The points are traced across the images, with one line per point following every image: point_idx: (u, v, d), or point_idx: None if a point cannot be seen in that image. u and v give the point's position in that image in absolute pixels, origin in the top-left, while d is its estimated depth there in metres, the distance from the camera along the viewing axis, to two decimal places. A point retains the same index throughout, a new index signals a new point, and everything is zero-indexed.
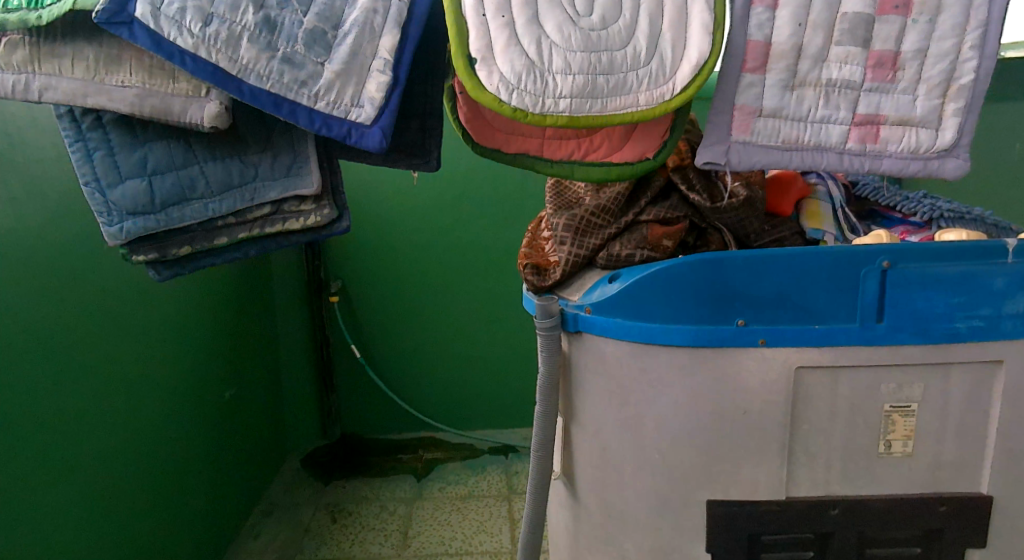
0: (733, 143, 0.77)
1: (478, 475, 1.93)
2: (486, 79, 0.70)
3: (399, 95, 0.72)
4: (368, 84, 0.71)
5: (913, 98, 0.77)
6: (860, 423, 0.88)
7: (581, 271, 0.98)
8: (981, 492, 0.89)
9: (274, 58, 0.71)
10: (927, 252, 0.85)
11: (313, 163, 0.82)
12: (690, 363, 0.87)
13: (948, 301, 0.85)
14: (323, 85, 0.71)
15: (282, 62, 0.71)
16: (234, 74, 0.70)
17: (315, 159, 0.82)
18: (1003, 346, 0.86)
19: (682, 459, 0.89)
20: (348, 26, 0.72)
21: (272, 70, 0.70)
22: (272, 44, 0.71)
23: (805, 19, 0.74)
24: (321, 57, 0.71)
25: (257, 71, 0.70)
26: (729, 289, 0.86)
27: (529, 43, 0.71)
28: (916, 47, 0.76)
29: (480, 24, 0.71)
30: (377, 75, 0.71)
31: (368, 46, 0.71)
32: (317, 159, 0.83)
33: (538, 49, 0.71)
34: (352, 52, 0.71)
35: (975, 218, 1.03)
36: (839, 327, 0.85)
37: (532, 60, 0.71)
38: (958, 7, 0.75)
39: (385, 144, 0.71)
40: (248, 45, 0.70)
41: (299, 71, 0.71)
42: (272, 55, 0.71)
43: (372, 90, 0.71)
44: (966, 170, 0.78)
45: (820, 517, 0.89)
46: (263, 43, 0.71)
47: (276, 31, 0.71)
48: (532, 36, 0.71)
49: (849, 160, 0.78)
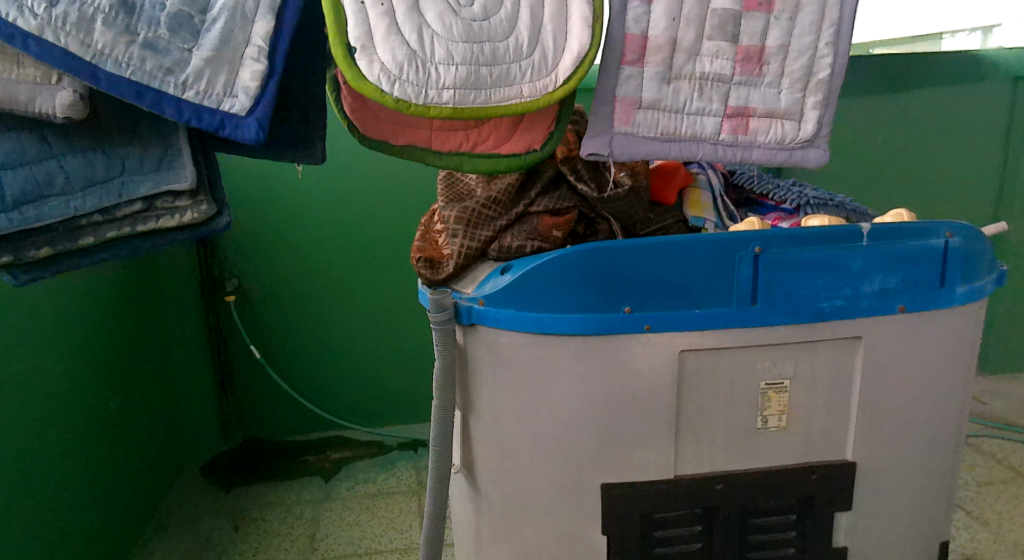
0: (615, 135, 0.79)
1: (388, 471, 1.93)
2: (367, 68, 0.70)
3: (275, 85, 0.70)
4: (242, 72, 0.69)
5: (778, 91, 0.81)
6: (740, 401, 0.92)
7: (475, 263, 1.00)
8: (848, 459, 0.95)
9: (134, 43, 0.68)
10: (794, 237, 0.90)
11: (186, 157, 0.80)
12: (581, 351, 0.89)
13: (815, 283, 0.90)
14: (192, 73, 0.69)
15: (143, 48, 0.68)
16: (88, 60, 0.67)
17: (189, 153, 0.80)
18: (866, 323, 0.92)
19: (576, 444, 0.91)
20: (217, 11, 0.70)
21: (133, 56, 0.68)
22: (131, 28, 0.68)
23: (679, 13, 0.77)
24: (188, 43, 0.69)
25: (115, 57, 0.68)
26: (615, 278, 0.88)
27: (410, 32, 0.71)
28: (779, 42, 0.80)
29: (359, 12, 0.70)
30: (252, 63, 0.69)
31: (241, 32, 0.70)
32: (190, 152, 0.80)
33: (419, 38, 0.71)
34: (224, 39, 0.69)
35: (837, 204, 1.11)
36: (718, 310, 0.89)
37: (413, 50, 0.71)
38: (814, 5, 0.79)
39: (263, 135, 0.70)
40: (102, 28, 0.67)
41: (164, 58, 0.69)
42: (131, 40, 0.68)
43: (246, 79, 0.69)
44: (826, 159, 0.84)
45: (705, 493, 0.94)
46: (121, 26, 0.68)
47: (137, 14, 0.69)
48: (414, 24, 0.71)
49: (723, 150, 0.82)
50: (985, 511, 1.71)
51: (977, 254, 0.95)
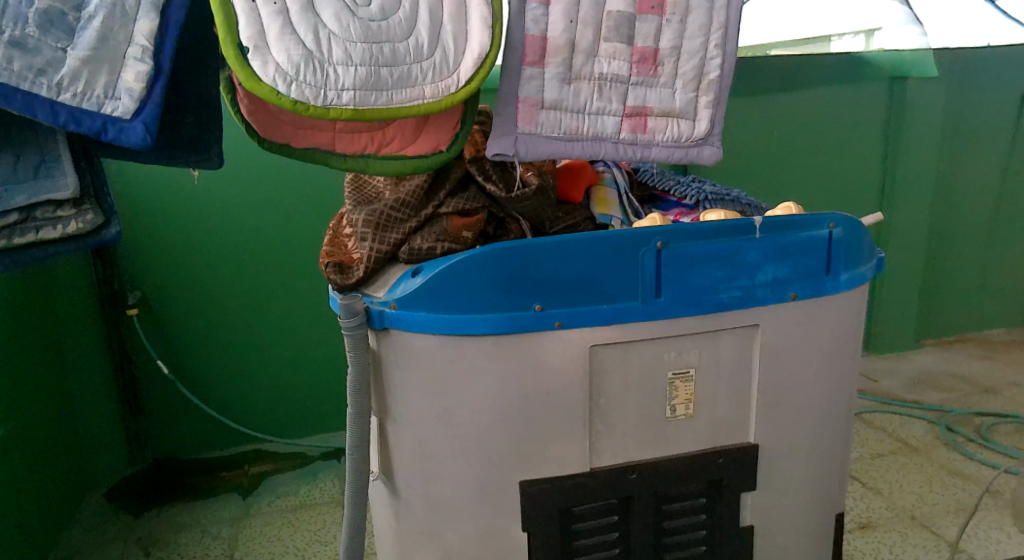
0: (520, 135, 0.84)
1: (310, 483, 1.89)
2: (261, 69, 0.69)
3: (162, 86, 0.71)
4: (125, 72, 0.69)
5: (672, 91, 0.88)
6: (649, 392, 0.95)
7: (384, 266, 0.99)
8: (750, 441, 0.99)
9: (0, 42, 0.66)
10: (693, 232, 0.93)
11: (66, 163, 0.77)
12: (494, 350, 0.90)
13: (714, 274, 0.93)
14: (68, 74, 0.68)
15: (12, 47, 0.66)
16: None
17: (69, 159, 0.77)
18: (763, 311, 0.96)
19: (492, 443, 0.92)
20: (92, 8, 0.69)
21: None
22: None
23: (576, 15, 0.83)
24: (62, 43, 0.68)
25: None
26: (525, 276, 0.89)
27: (306, 31, 0.70)
28: (672, 44, 0.86)
29: (250, 11, 0.69)
30: (135, 63, 0.69)
31: (121, 31, 0.69)
32: (70, 158, 0.78)
33: (315, 38, 0.70)
34: (103, 37, 0.68)
35: (733, 199, 1.17)
36: (625, 305, 0.91)
37: (310, 49, 0.70)
38: (702, 9, 0.86)
39: (150, 138, 0.70)
40: None
41: (35, 58, 0.67)
42: None
43: (130, 80, 0.69)
44: (720, 155, 0.92)
45: (621, 483, 0.96)
46: None
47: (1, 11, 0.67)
48: (309, 24, 0.70)
49: (624, 148, 0.88)
50: (877, 481, 2.01)
51: (858, 241, 1.01)
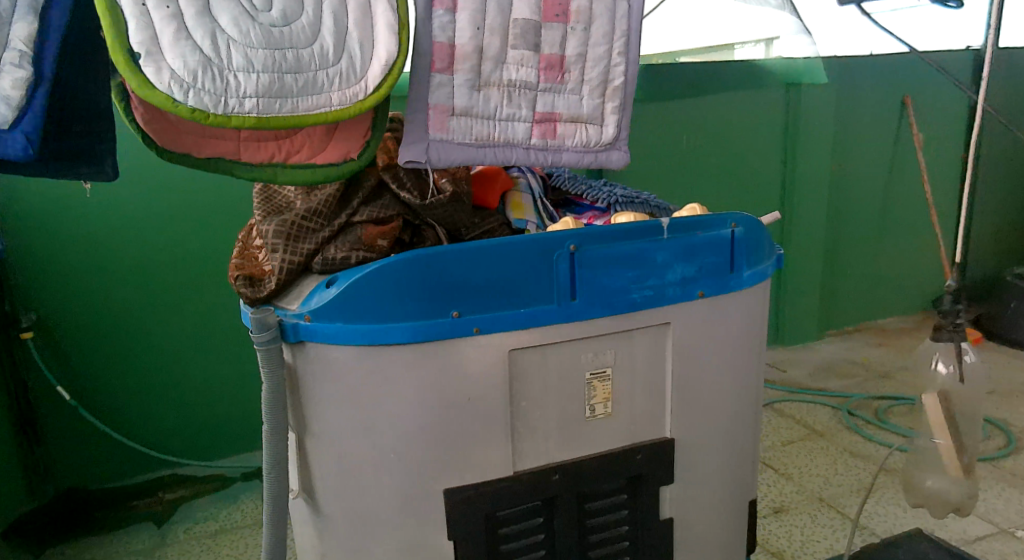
0: (432, 142, 0.88)
1: (232, 506, 1.87)
2: (155, 75, 0.70)
3: (42, 94, 0.76)
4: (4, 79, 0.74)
5: (580, 97, 0.93)
6: (567, 394, 0.96)
7: (299, 278, 0.97)
8: (666, 436, 1.02)
9: None
10: (603, 234, 0.95)
11: None
12: (412, 359, 0.89)
13: (626, 276, 0.96)
14: None
15: None
16: None
17: None
18: (673, 310, 0.99)
19: (414, 452, 0.91)
20: None
21: None
22: None
23: (483, 23, 0.87)
24: None
25: None
26: (441, 283, 0.89)
27: (202, 37, 0.71)
28: (577, 51, 0.91)
29: (141, 15, 0.70)
30: (13, 69, 0.74)
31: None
32: None
33: (213, 44, 0.71)
34: None
35: (642, 202, 1.22)
36: (542, 308, 0.92)
37: (207, 56, 0.71)
38: (605, 18, 0.92)
39: (30, 148, 0.77)
40: None
41: None
42: None
43: (9, 87, 0.74)
44: (626, 159, 0.98)
45: (544, 484, 0.97)
46: None
47: None
48: (206, 29, 0.71)
49: (535, 153, 0.93)
50: (787, 467, 2.09)
51: (758, 240, 1.06)
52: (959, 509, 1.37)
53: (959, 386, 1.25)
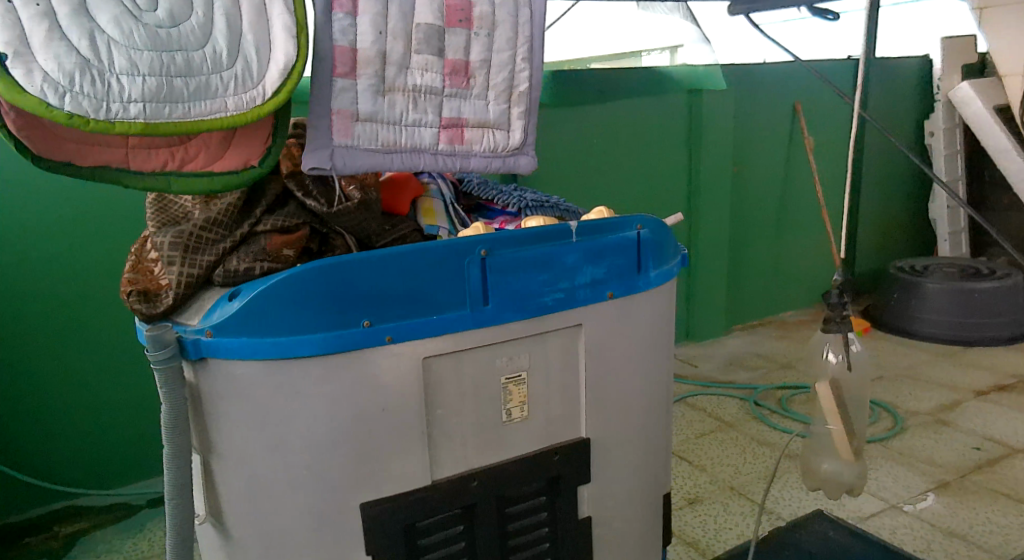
0: (336, 148, 0.87)
1: (136, 536, 1.78)
2: (27, 79, 0.67)
3: None
4: None
5: (486, 103, 0.95)
6: (484, 399, 0.96)
7: (198, 292, 0.93)
8: (582, 436, 1.03)
9: None
10: (513, 239, 0.95)
11: None
12: (323, 372, 0.87)
13: (537, 279, 0.96)
14: None
15: None
16: None
17: None
18: (584, 311, 1.00)
19: (328, 467, 0.89)
20: None
21: None
22: None
23: (385, 27, 0.86)
24: None
25: None
26: (351, 292, 0.87)
27: (79, 38, 0.68)
28: (481, 57, 0.93)
29: (6, 13, 0.66)
30: None
31: None
32: None
33: (91, 45, 0.69)
34: None
35: (552, 205, 1.25)
36: (454, 314, 0.92)
37: (85, 58, 0.69)
38: (508, 25, 0.94)
39: None
40: None
41: None
42: None
43: None
44: (533, 163, 1.01)
45: (463, 491, 0.96)
46: None
47: None
48: (83, 29, 0.69)
49: (443, 158, 0.94)
50: (700, 458, 2.15)
51: (664, 242, 1.09)
52: (851, 490, 1.44)
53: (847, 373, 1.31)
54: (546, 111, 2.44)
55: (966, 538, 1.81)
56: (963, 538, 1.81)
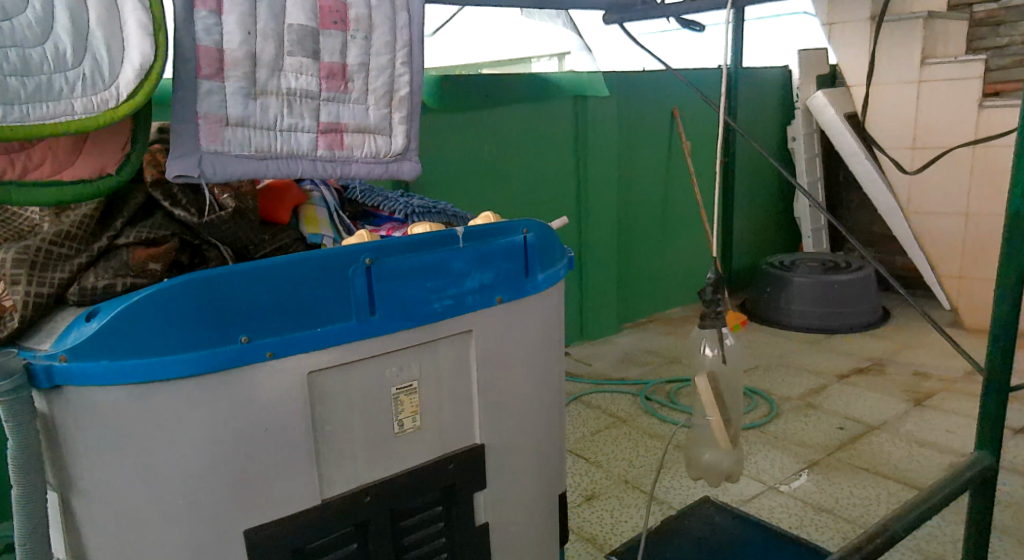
0: (204, 154, 0.82)
1: None
2: None
3: None
4: None
5: (366, 107, 0.92)
6: (373, 411, 0.92)
7: (48, 313, 0.85)
8: (476, 442, 1.02)
9: None
10: (398, 246, 0.93)
11: None
12: (198, 393, 0.81)
13: (425, 286, 0.94)
14: None
15: None
16: None
17: None
18: (474, 317, 0.98)
19: (207, 495, 0.83)
20: None
21: None
22: None
23: (253, 27, 0.82)
24: None
25: None
26: (227, 306, 0.82)
27: None
28: (358, 61, 0.90)
29: None
30: None
31: None
32: None
33: None
34: None
35: (439, 211, 1.24)
36: (340, 325, 0.88)
37: None
38: (385, 28, 0.91)
39: None
40: None
41: None
42: None
43: None
44: (416, 170, 0.99)
45: (355, 508, 0.92)
46: None
47: None
48: None
49: (322, 165, 0.90)
50: (596, 455, 2.18)
51: (550, 246, 1.09)
52: (730, 476, 1.48)
53: (721, 365, 1.34)
54: (434, 116, 2.43)
55: (833, 512, 1.91)
56: (831, 511, 1.91)
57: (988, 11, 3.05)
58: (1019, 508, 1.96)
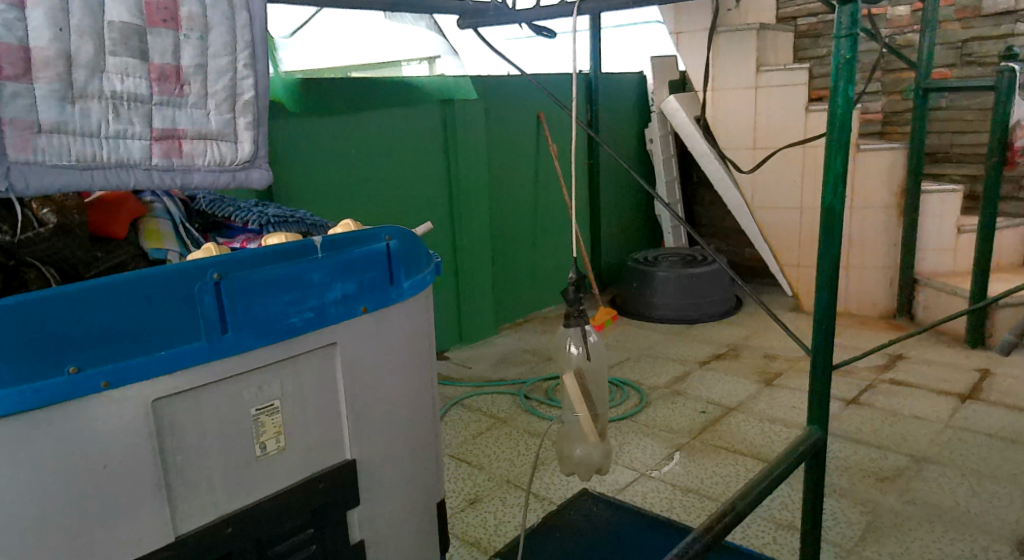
0: (13, 164, 0.74)
1: None
2: None
3: None
4: None
5: (205, 113, 0.86)
6: (230, 436, 0.86)
7: None
8: (347, 458, 0.97)
9: None
10: (248, 259, 0.87)
11: None
12: (21, 433, 0.72)
13: (281, 300, 0.89)
14: None
15: None
16: None
17: None
18: (337, 329, 0.94)
19: (38, 543, 0.74)
20: None
21: None
22: None
23: (65, 24, 0.75)
24: None
25: None
26: (51, 333, 0.74)
27: None
28: (194, 62, 0.84)
29: None
30: None
31: None
32: None
33: None
34: None
35: (297, 220, 1.17)
36: (188, 348, 0.82)
37: None
38: (224, 28, 0.85)
39: None
40: None
41: None
42: None
43: None
44: (267, 178, 0.93)
45: (215, 540, 0.86)
46: None
47: None
48: None
49: (158, 175, 0.83)
50: (478, 457, 2.16)
51: (415, 252, 1.06)
52: (600, 470, 1.49)
53: (588, 362, 1.36)
54: (300, 119, 2.37)
55: (699, 491, 1.99)
56: (697, 492, 1.98)
57: (810, 25, 3.58)
58: (857, 471, 2.11)
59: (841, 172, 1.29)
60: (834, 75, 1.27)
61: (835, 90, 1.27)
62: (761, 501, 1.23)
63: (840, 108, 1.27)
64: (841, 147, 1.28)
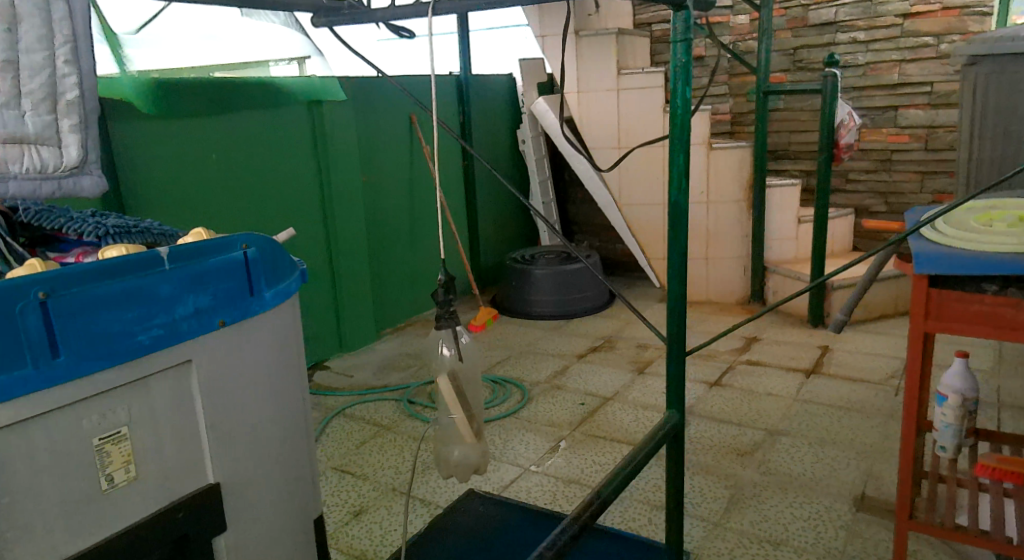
0: None
1: None
2: None
3: None
4: None
5: (24, 115, 0.88)
6: (69, 470, 0.77)
7: None
8: (210, 482, 0.90)
9: None
10: (81, 274, 0.79)
11: None
12: None
13: (123, 318, 0.81)
14: None
15: None
16: None
17: None
18: (191, 345, 0.87)
19: None
20: None
21: None
22: None
23: None
24: None
25: None
26: None
27: None
28: (7, 60, 0.86)
29: None
30: None
31: None
32: None
33: None
34: None
35: (139, 230, 1.07)
36: (12, 377, 0.73)
37: None
38: (38, 23, 0.88)
39: None
40: None
41: None
42: None
43: None
44: (99, 182, 0.97)
45: None
46: None
47: None
48: None
49: None
50: (363, 467, 2.09)
51: (277, 259, 1.00)
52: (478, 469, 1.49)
53: (461, 362, 1.34)
54: (153, 124, 2.23)
55: (580, 481, 2.00)
56: (579, 482, 2.00)
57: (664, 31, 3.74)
58: (717, 449, 2.18)
59: (683, 169, 1.32)
60: (671, 78, 1.29)
61: (674, 91, 1.30)
62: (623, 486, 1.23)
63: (678, 109, 1.30)
64: (682, 147, 1.31)
